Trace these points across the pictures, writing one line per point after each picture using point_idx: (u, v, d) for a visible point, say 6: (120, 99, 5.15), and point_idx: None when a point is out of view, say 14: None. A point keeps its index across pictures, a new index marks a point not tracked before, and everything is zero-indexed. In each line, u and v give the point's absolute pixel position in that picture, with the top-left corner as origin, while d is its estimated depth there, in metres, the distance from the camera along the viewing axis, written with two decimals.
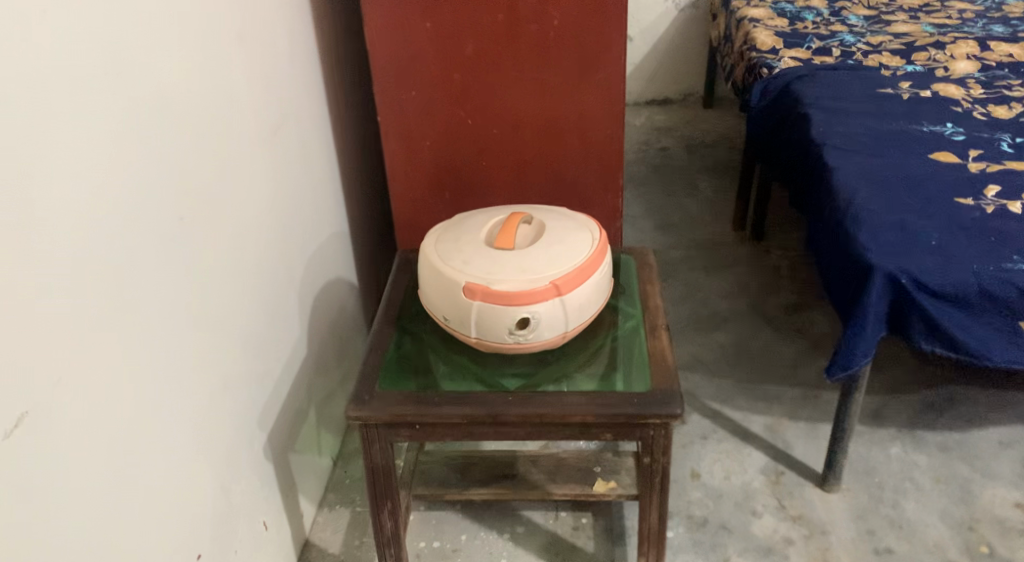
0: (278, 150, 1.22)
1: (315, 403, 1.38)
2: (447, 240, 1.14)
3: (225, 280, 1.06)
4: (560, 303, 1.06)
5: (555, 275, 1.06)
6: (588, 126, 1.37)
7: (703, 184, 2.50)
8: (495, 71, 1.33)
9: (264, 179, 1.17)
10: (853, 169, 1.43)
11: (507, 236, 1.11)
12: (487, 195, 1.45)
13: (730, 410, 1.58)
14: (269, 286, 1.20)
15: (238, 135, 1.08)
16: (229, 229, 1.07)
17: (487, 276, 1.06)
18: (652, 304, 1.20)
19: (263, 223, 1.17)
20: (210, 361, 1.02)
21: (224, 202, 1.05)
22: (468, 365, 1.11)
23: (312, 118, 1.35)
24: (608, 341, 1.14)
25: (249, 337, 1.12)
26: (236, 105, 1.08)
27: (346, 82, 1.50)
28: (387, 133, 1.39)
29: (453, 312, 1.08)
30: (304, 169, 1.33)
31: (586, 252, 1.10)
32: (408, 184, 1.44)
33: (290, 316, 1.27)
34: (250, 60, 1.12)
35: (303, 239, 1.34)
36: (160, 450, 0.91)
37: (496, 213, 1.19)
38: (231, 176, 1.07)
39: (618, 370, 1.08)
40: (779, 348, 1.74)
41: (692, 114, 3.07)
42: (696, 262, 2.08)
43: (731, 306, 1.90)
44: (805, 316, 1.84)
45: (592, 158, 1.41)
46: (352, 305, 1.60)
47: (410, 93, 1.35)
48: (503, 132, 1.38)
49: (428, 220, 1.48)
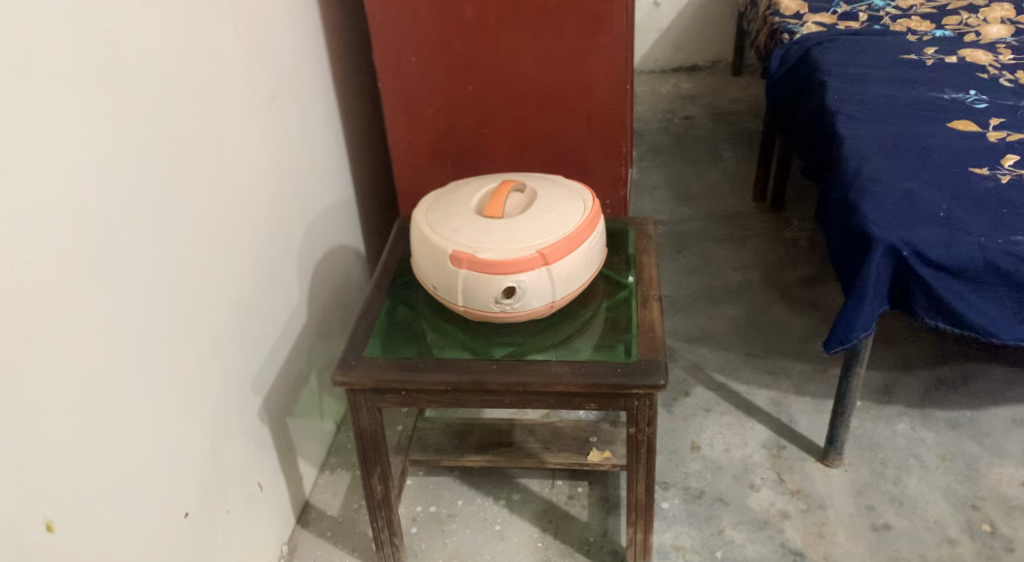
0: (275, 119, 1.23)
1: (317, 368, 1.40)
2: (438, 209, 1.14)
3: (216, 246, 1.07)
4: (547, 273, 1.05)
5: (542, 244, 1.05)
6: (590, 94, 1.35)
7: (726, 154, 2.45)
8: (494, 38, 1.31)
9: (260, 147, 1.18)
10: (864, 138, 1.39)
11: (497, 206, 1.11)
12: (489, 164, 1.45)
13: (735, 383, 1.56)
14: (265, 253, 1.21)
15: (230, 103, 1.09)
16: (220, 196, 1.08)
17: (474, 245, 1.06)
18: (647, 274, 1.19)
19: (259, 191, 1.18)
20: (199, 326, 1.03)
21: (215, 169, 1.06)
22: (457, 334, 1.11)
23: (313, 86, 1.35)
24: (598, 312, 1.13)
25: (243, 303, 1.14)
26: (227, 73, 1.08)
27: (348, 50, 1.49)
28: (388, 101, 1.39)
29: (441, 280, 1.09)
30: (304, 137, 1.34)
31: (576, 221, 1.09)
32: (410, 152, 1.44)
33: (289, 283, 1.29)
34: (243, 27, 1.12)
35: (304, 207, 1.35)
36: (142, 412, 0.93)
37: (489, 181, 1.19)
38: (223, 143, 1.08)
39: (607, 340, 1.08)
40: (791, 321, 1.71)
41: (720, 81, 3.01)
42: (713, 233, 2.05)
43: (745, 278, 1.87)
44: (820, 290, 1.81)
45: (595, 128, 1.39)
46: (358, 274, 1.61)
47: (410, 60, 1.34)
48: (504, 99, 1.37)
49: (430, 188, 1.48)
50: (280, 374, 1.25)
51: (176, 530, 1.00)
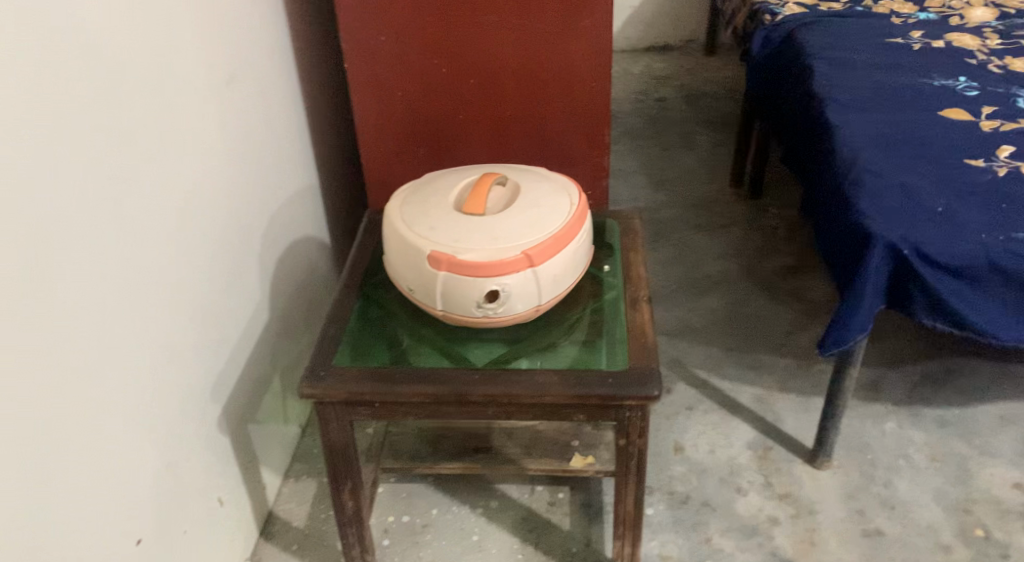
0: (235, 103, 1.12)
1: (280, 370, 1.31)
2: (413, 203, 1.06)
3: (171, 244, 0.97)
4: (532, 275, 0.98)
5: (527, 244, 0.97)
6: (572, 78, 1.27)
7: (701, 137, 2.39)
8: (471, 17, 1.22)
9: (218, 134, 1.08)
10: (856, 127, 1.33)
11: (478, 202, 1.03)
12: (465, 152, 1.36)
13: (718, 379, 1.50)
14: (223, 249, 1.11)
15: (184, 86, 0.99)
16: (175, 190, 0.98)
17: (453, 245, 0.98)
18: (635, 273, 1.12)
19: (218, 182, 1.09)
20: (152, 333, 0.94)
21: (169, 161, 0.96)
22: (435, 340, 1.03)
23: (274, 66, 1.25)
24: (586, 315, 1.06)
25: (200, 306, 1.05)
26: (181, 54, 0.98)
27: (311, 27, 1.39)
28: (356, 84, 1.29)
29: (418, 282, 1.00)
30: (266, 121, 1.24)
31: (562, 219, 1.02)
32: (380, 139, 1.35)
33: (249, 281, 1.19)
34: (199, 2, 1.01)
35: (264, 197, 1.25)
36: (87, 432, 0.84)
37: (467, 175, 1.10)
38: (177, 133, 0.98)
39: (596, 346, 1.01)
40: (773, 314, 1.66)
41: (693, 61, 2.94)
42: (690, 221, 1.99)
43: (725, 268, 1.81)
44: (801, 280, 1.76)
45: (577, 114, 1.31)
46: (322, 266, 1.51)
47: (380, 39, 1.25)
48: (481, 83, 1.28)
49: (401, 177, 1.39)
50: (240, 380, 1.16)
51: (128, 556, 0.91)
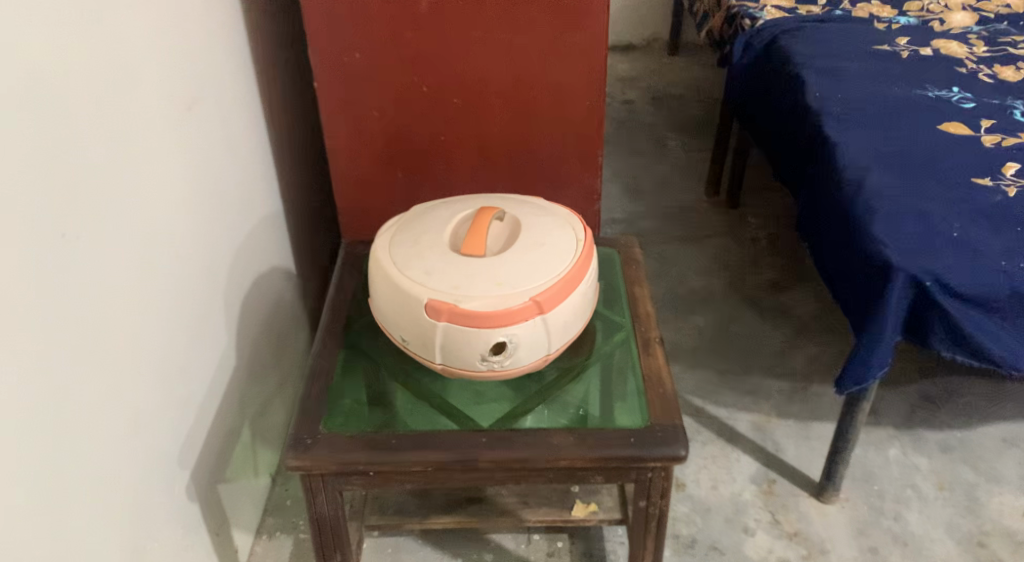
0: (195, 130, 1.00)
1: (249, 418, 1.19)
2: (404, 242, 0.95)
3: (132, 299, 0.85)
4: (541, 324, 0.88)
5: (534, 289, 0.88)
6: (563, 96, 1.18)
7: (672, 143, 2.32)
8: (454, 31, 1.12)
9: (178, 167, 0.96)
10: (859, 144, 1.27)
11: (477, 242, 0.93)
12: (446, 175, 1.26)
13: (714, 406, 1.43)
14: (188, 296, 0.99)
15: (139, 117, 0.86)
16: (135, 237, 0.86)
17: (454, 292, 0.88)
18: (643, 311, 1.03)
19: (181, 221, 0.96)
20: (115, 404, 0.82)
21: (126, 205, 0.84)
22: (431, 394, 0.93)
23: (234, 85, 1.12)
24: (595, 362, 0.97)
25: (166, 363, 0.93)
26: (135, 80, 0.86)
27: (273, 38, 1.26)
28: (328, 102, 1.18)
29: (413, 333, 0.90)
30: (228, 147, 1.11)
31: (570, 259, 0.93)
32: (353, 162, 1.24)
33: (216, 326, 1.07)
34: (152, 20, 0.89)
35: (229, 230, 1.13)
36: (39, 532, 0.72)
37: (461, 208, 1.00)
38: (134, 171, 0.86)
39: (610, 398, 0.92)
40: (763, 333, 1.60)
41: (657, 61, 2.88)
42: (670, 233, 1.92)
43: (710, 284, 1.74)
44: (788, 295, 1.70)
45: (568, 134, 1.22)
46: (289, 297, 1.39)
47: (354, 55, 1.13)
48: (464, 102, 1.18)
49: (377, 202, 1.28)
50: (209, 438, 1.04)
51: None
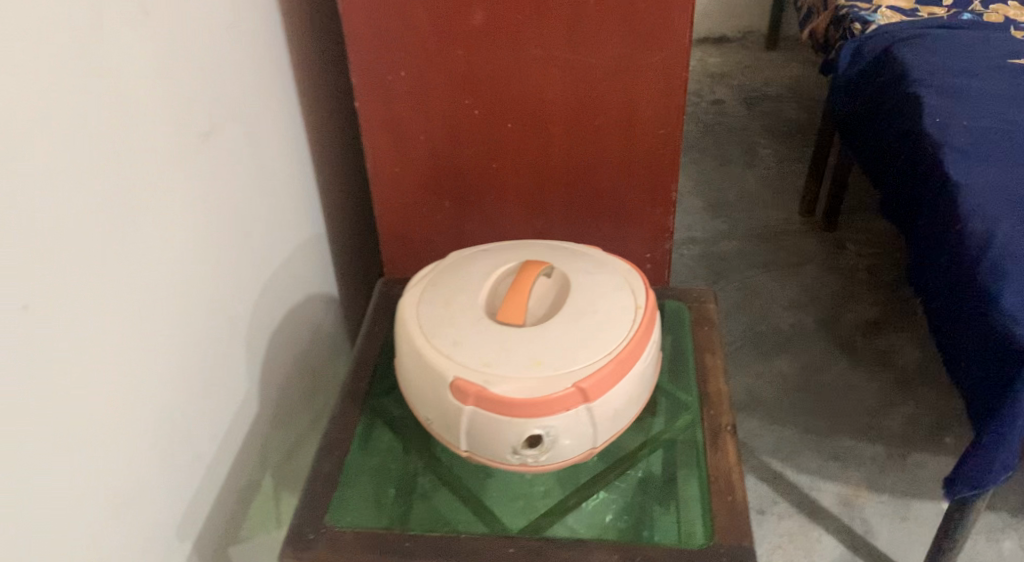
0: (209, 162, 0.90)
1: (273, 466, 1.10)
2: (434, 303, 0.83)
3: (117, 361, 0.76)
4: (586, 414, 0.75)
5: (579, 373, 0.74)
6: (634, 124, 1.02)
7: (764, 151, 2.12)
8: (511, 50, 0.97)
9: (183, 204, 0.86)
10: (988, 186, 1.07)
11: (518, 307, 0.80)
12: (499, 205, 1.12)
13: (794, 471, 1.26)
14: (196, 346, 0.89)
15: (130, 153, 0.77)
16: (121, 290, 0.76)
17: (485, 371, 0.75)
18: (714, 388, 0.88)
19: (186, 266, 0.87)
20: (93, 483, 0.73)
21: (110, 254, 0.74)
22: (458, 482, 0.81)
23: (261, 105, 1.02)
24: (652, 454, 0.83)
25: (164, 427, 0.83)
26: (125, 113, 0.76)
27: (312, 49, 1.15)
28: (369, 125, 1.06)
29: (437, 414, 0.78)
30: (252, 175, 1.01)
31: (625, 333, 0.78)
32: (396, 188, 1.12)
33: (234, 373, 0.97)
34: (152, 43, 0.79)
35: (253, 266, 1.03)
36: None
37: (504, 261, 0.87)
38: (120, 215, 0.76)
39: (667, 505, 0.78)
40: (856, 385, 1.41)
41: (753, 55, 2.65)
42: (756, 257, 1.74)
43: (798, 321, 1.56)
44: (888, 339, 1.50)
45: (638, 166, 1.06)
46: (329, 325, 1.29)
47: (397, 74, 1.01)
48: (521, 128, 1.04)
49: (422, 232, 1.16)
50: (221, 499, 0.95)
51: None
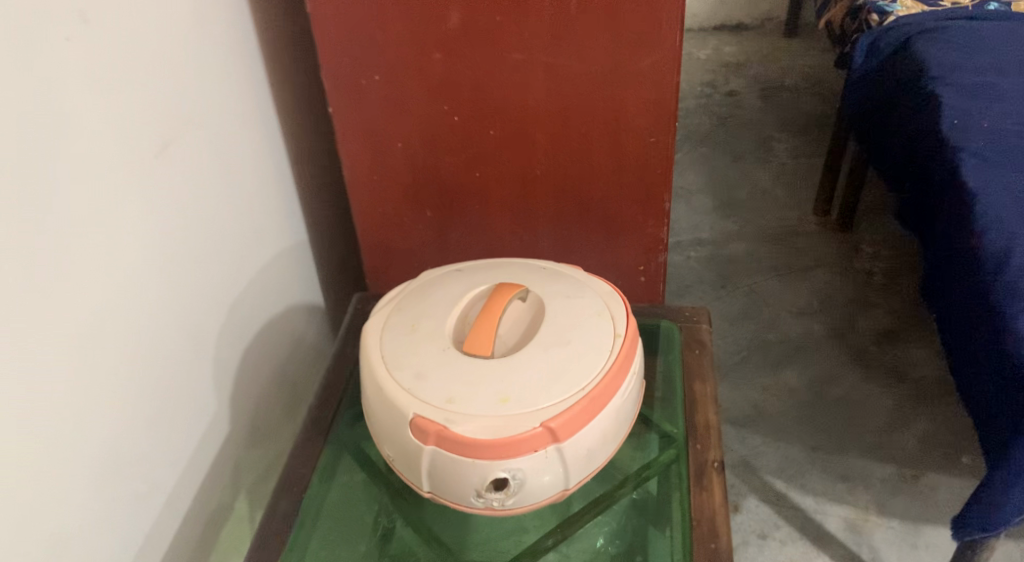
0: (169, 179, 0.85)
1: (248, 487, 1.05)
2: (400, 330, 0.78)
3: (62, 399, 0.71)
4: (555, 455, 0.69)
5: (547, 410, 0.69)
6: (622, 130, 0.96)
7: (779, 146, 2.03)
8: (491, 53, 0.92)
9: (140, 226, 0.81)
10: (1009, 196, 0.99)
11: (485, 336, 0.74)
12: (482, 216, 1.06)
13: (798, 492, 1.20)
14: (156, 375, 0.85)
15: (74, 176, 0.72)
16: (65, 323, 0.71)
17: (446, 408, 0.69)
18: (702, 420, 0.82)
19: (144, 291, 0.82)
20: (33, 530, 0.69)
21: (50, 287, 0.70)
22: (425, 525, 0.76)
23: (232, 115, 0.96)
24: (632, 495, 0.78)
25: (118, 459, 0.79)
26: (67, 135, 0.71)
27: (289, 51, 1.09)
28: (344, 132, 1.00)
29: (397, 451, 0.72)
30: (222, 189, 0.96)
31: (601, 365, 0.72)
32: (376, 197, 1.06)
33: (199, 396, 0.93)
34: (100, 58, 0.74)
35: (223, 284, 0.98)
36: None
37: (475, 283, 0.82)
38: (63, 244, 0.71)
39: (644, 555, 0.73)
40: (868, 398, 1.34)
41: (770, 44, 2.56)
42: (766, 260, 1.67)
43: (808, 329, 1.49)
44: (902, 349, 1.43)
45: (628, 175, 1.00)
46: (311, 336, 1.24)
47: (372, 79, 0.95)
48: (504, 134, 0.99)
49: (404, 242, 1.10)
50: (184, 529, 0.91)
51: None
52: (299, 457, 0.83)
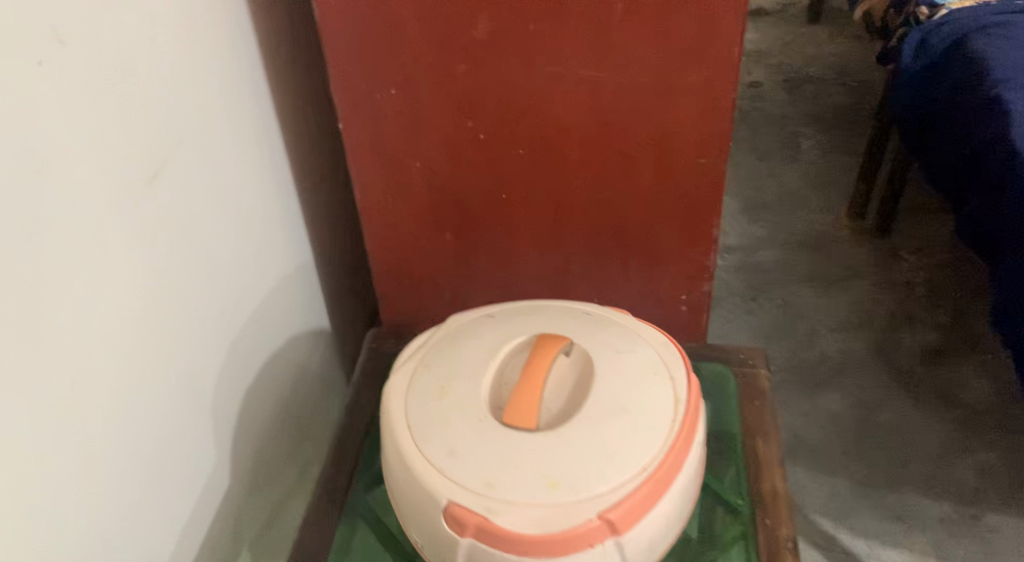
0: (168, 213, 0.74)
1: (250, 542, 0.96)
2: (428, 393, 0.67)
3: (55, 486, 0.61)
4: (615, 550, 0.60)
5: (606, 500, 0.59)
6: (669, 149, 0.86)
7: (805, 142, 1.93)
8: (524, 64, 0.81)
9: (133, 278, 0.70)
10: None
11: (529, 404, 0.64)
12: (509, 241, 0.96)
13: (849, 535, 1.11)
14: (150, 441, 0.74)
15: (61, 226, 0.61)
16: (49, 403, 0.60)
17: (488, 495, 0.60)
18: (770, 491, 0.72)
19: (142, 346, 0.71)
20: None
21: (34, 361, 0.59)
22: None
23: (234, 133, 0.85)
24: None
25: (115, 541, 0.68)
26: (51, 177, 0.60)
27: (292, 56, 0.98)
28: (357, 150, 0.89)
29: (429, 542, 0.63)
30: (224, 218, 0.85)
31: (665, 439, 0.63)
32: (391, 221, 0.95)
33: (199, 452, 0.83)
34: (89, 83, 0.63)
35: (224, 324, 0.87)
36: None
37: (512, 334, 0.71)
38: (49, 310, 0.60)
39: None
40: (917, 426, 1.25)
41: (790, 31, 2.44)
42: (799, 269, 1.57)
43: (848, 347, 1.39)
44: (951, 370, 1.33)
45: (674, 197, 0.90)
46: (316, 362, 1.14)
47: (389, 92, 0.84)
48: (536, 154, 0.88)
49: (422, 270, 1.00)
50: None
51: None
52: (310, 529, 0.73)
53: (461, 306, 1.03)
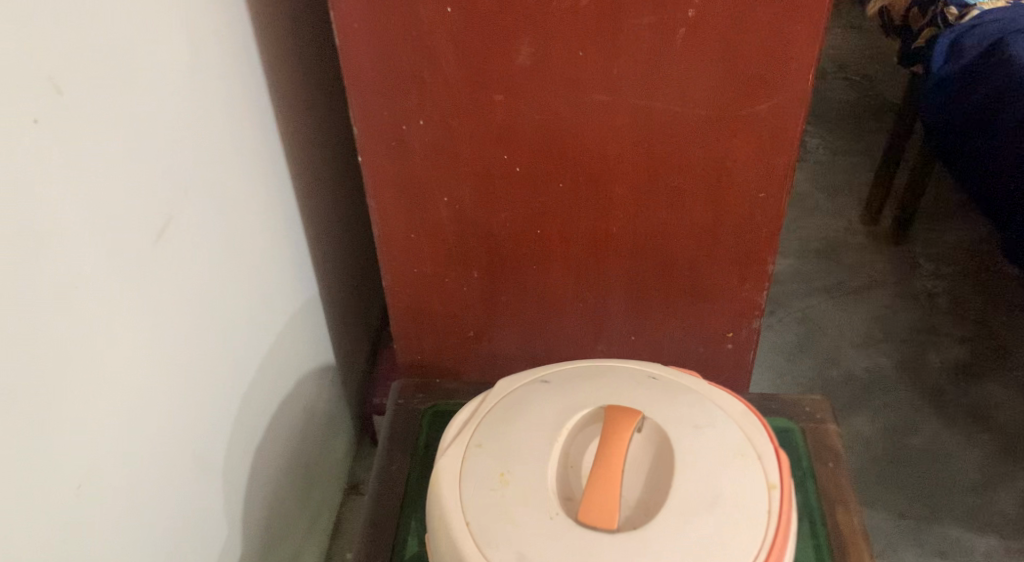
0: (177, 271, 0.65)
1: None
2: (487, 479, 0.59)
3: None
4: None
5: None
6: (726, 184, 0.78)
7: (811, 142, 1.87)
8: (570, 93, 0.72)
9: (136, 353, 0.60)
10: None
11: (608, 500, 0.57)
12: (543, 279, 0.87)
13: None
14: (161, 537, 0.64)
15: (62, 306, 0.51)
16: (48, 518, 0.50)
17: None
18: None
19: (154, 427, 0.62)
20: None
21: (35, 472, 0.49)
22: None
23: (241, 166, 0.76)
24: None
25: None
26: (49, 250, 0.50)
27: (297, 75, 0.88)
28: (378, 184, 0.80)
29: None
30: (231, 267, 0.76)
31: (761, 538, 0.56)
32: (413, 259, 0.86)
33: (213, 528, 0.74)
34: (89, 134, 0.53)
35: (234, 386, 0.78)
36: None
37: (575, 406, 0.63)
38: (37, 411, 0.50)
39: None
40: (953, 450, 1.20)
41: None
42: (817, 278, 1.51)
43: (874, 363, 1.34)
44: (982, 389, 1.28)
45: (728, 234, 0.82)
46: (325, 405, 1.05)
47: (416, 122, 0.75)
48: (578, 188, 0.79)
49: (445, 309, 0.91)
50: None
51: None
52: None
53: (487, 347, 0.94)
